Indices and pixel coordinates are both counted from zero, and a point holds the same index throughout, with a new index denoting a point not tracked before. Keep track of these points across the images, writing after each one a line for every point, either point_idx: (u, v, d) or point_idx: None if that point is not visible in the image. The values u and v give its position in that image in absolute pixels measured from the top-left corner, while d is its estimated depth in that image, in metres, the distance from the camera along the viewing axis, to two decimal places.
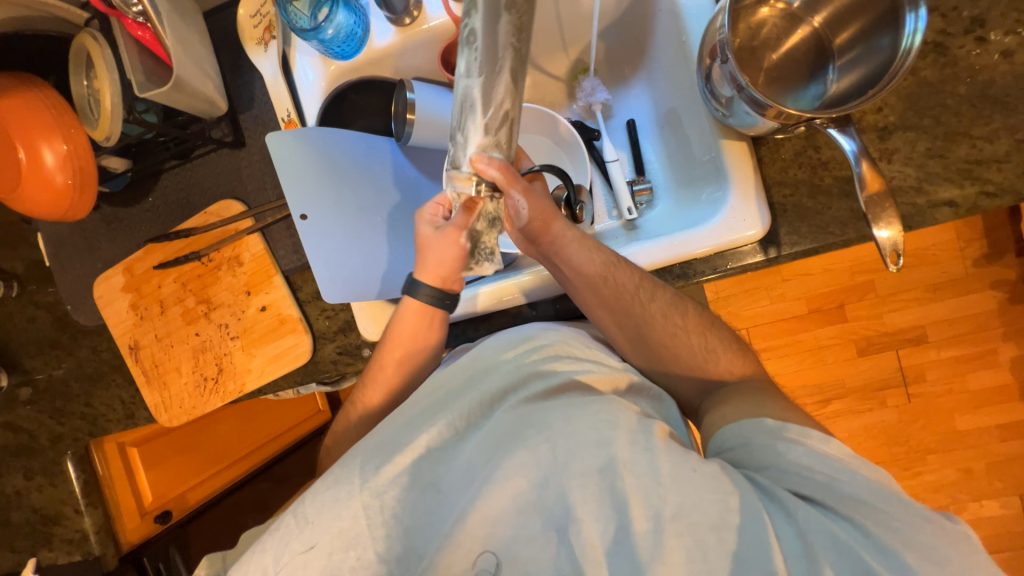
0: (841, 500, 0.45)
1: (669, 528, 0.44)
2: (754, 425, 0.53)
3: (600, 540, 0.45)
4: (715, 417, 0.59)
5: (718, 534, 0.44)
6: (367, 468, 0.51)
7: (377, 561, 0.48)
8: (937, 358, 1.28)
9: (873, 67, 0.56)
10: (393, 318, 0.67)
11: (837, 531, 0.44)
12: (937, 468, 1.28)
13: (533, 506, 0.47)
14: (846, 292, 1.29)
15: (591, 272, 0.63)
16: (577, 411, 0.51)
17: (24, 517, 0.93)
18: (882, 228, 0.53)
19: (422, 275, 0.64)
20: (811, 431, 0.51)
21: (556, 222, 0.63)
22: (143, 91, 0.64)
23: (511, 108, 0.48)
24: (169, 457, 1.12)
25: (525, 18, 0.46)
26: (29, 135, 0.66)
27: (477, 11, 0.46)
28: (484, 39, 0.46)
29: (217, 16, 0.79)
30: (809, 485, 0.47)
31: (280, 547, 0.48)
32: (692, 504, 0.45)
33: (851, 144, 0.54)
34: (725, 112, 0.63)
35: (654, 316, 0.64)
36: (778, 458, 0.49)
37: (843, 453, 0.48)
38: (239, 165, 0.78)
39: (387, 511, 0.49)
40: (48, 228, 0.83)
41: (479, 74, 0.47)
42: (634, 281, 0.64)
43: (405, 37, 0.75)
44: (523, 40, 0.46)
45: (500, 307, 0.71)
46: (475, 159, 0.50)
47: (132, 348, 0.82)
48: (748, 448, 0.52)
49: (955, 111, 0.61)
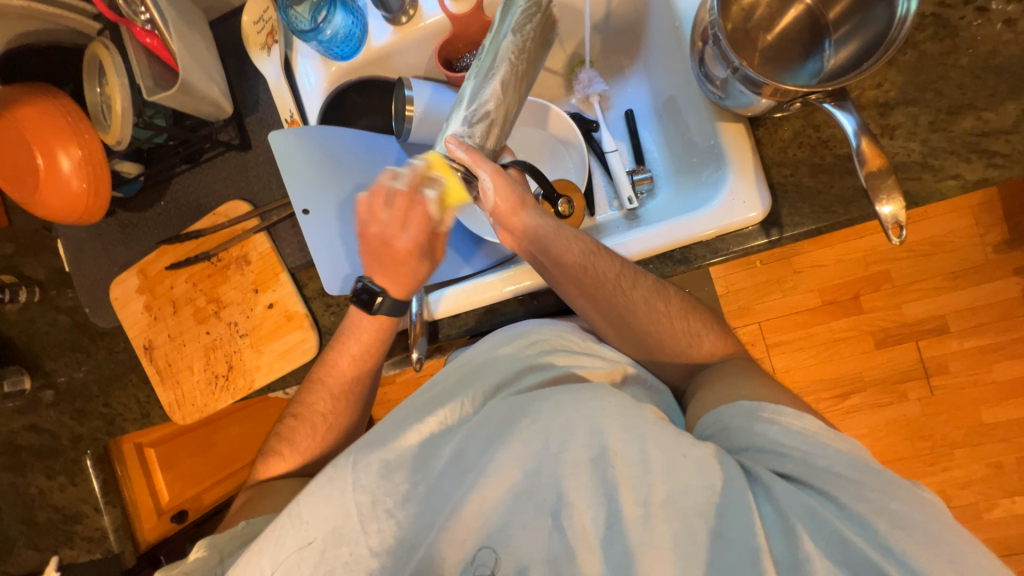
0: (819, 475, 0.45)
1: (658, 513, 0.43)
2: (729, 409, 0.52)
3: (595, 527, 0.44)
4: (697, 404, 0.58)
5: (705, 519, 0.43)
6: (358, 464, 0.51)
7: (372, 556, 0.48)
8: (960, 348, 1.24)
9: (869, 38, 0.55)
10: (348, 322, 0.69)
11: (812, 503, 0.43)
12: (964, 463, 1.24)
13: (525, 494, 0.46)
14: (860, 283, 1.26)
15: (572, 262, 0.62)
16: (570, 397, 0.49)
17: (47, 516, 0.97)
18: (884, 203, 0.52)
19: (386, 285, 0.64)
20: (785, 408, 0.50)
21: (523, 211, 0.62)
22: (152, 95, 0.67)
23: (493, 110, 0.58)
24: (182, 459, 1.13)
25: (526, 42, 0.59)
26: (46, 143, 0.69)
27: (491, 35, 0.60)
28: (489, 53, 0.59)
29: (224, 24, 0.82)
30: (787, 463, 0.46)
31: (276, 548, 0.48)
32: (681, 491, 0.44)
33: (850, 120, 0.53)
34: (721, 94, 0.63)
35: (637, 301, 0.62)
36: (754, 438, 0.49)
37: (816, 428, 0.48)
38: (245, 167, 0.80)
39: (379, 506, 0.49)
40: (67, 234, 0.86)
41: (475, 77, 0.59)
42: (615, 269, 0.62)
43: (403, 35, 0.76)
44: (519, 61, 0.59)
45: (509, 295, 0.69)
46: (448, 139, 0.57)
47: (147, 348, 0.85)
48: (726, 432, 0.51)
49: (958, 83, 0.60)
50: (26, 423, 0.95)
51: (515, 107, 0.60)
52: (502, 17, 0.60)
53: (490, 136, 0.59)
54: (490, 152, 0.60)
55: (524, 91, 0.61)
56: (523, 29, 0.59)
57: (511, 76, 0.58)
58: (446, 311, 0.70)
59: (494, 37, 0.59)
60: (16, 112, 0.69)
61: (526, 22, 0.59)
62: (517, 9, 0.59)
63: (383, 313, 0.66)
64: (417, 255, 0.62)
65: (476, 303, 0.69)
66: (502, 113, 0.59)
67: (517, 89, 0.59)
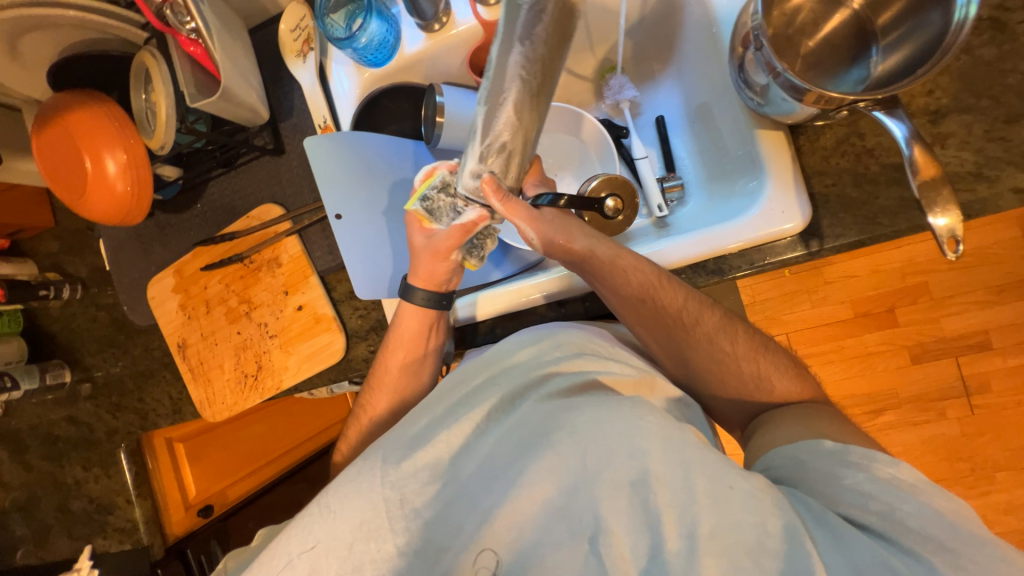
0: (903, 532, 0.41)
1: (705, 548, 0.41)
2: (810, 446, 0.49)
3: (632, 554, 0.43)
4: (765, 435, 0.55)
5: (755, 560, 0.41)
6: (388, 461, 0.50)
7: (396, 554, 0.48)
8: (1005, 366, 1.18)
9: (921, 43, 0.53)
10: (395, 320, 0.68)
11: (894, 562, 0.40)
12: (1008, 487, 1.18)
13: (559, 513, 0.46)
14: (897, 295, 1.21)
15: (630, 293, 0.60)
16: (610, 414, 0.48)
17: (82, 506, 1.01)
18: (938, 216, 0.49)
19: (415, 279, 0.67)
20: (878, 454, 0.47)
21: (577, 239, 0.62)
22: (194, 101, 0.69)
23: (509, 139, 0.51)
24: (209, 454, 1.17)
25: (536, 52, 0.48)
26: (91, 146, 0.71)
27: (494, 46, 0.50)
28: (496, 68, 0.50)
29: (261, 32, 0.84)
30: (869, 514, 0.43)
31: (303, 534, 0.47)
32: (729, 526, 0.42)
33: (900, 127, 0.50)
34: (761, 101, 0.61)
35: (700, 338, 0.61)
36: (834, 482, 0.46)
37: (914, 479, 0.44)
38: (279, 171, 0.82)
39: (407, 505, 0.49)
40: (108, 235, 0.90)
41: (483, 102, 0.50)
42: (679, 300, 0.60)
43: (436, 42, 0.77)
44: (532, 74, 0.49)
45: (559, 296, 0.69)
46: (485, 181, 0.53)
47: (180, 346, 0.87)
48: (798, 471, 0.48)
49: (1017, 90, 0.57)
50: (65, 415, 0.99)
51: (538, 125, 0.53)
52: (506, 20, 0.49)
53: (512, 169, 0.54)
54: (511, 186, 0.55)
55: (544, 104, 0.52)
56: (530, 34, 0.48)
57: (525, 94, 0.50)
58: (478, 317, 0.71)
59: (498, 50, 0.50)
60: (69, 118, 0.72)
61: (534, 25, 0.48)
62: (520, 5, 0.48)
63: (420, 305, 0.67)
64: (434, 255, 0.64)
65: (517, 305, 0.69)
66: (519, 142, 0.52)
67: (535, 107, 0.51)
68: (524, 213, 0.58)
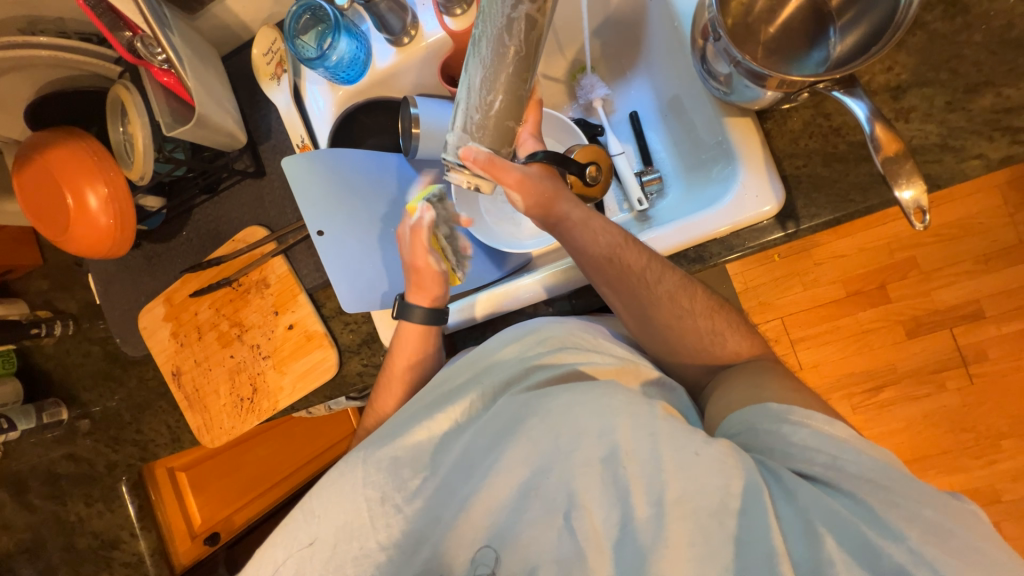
0: (849, 480, 0.43)
1: (672, 512, 0.42)
2: (756, 410, 0.50)
3: (607, 529, 0.44)
4: (722, 400, 0.56)
5: (719, 520, 0.42)
6: (369, 461, 0.52)
7: (379, 549, 0.50)
8: (997, 334, 1.18)
9: (875, 23, 0.54)
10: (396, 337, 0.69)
11: (838, 508, 0.41)
12: (1014, 455, 1.18)
13: (532, 493, 0.46)
14: (885, 271, 1.21)
15: (597, 253, 0.60)
16: (583, 396, 0.48)
17: (86, 543, 1.02)
18: (904, 189, 0.50)
19: (416, 298, 0.69)
20: (815, 412, 0.48)
21: (560, 202, 0.60)
22: (171, 130, 0.69)
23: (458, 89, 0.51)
24: (211, 483, 1.15)
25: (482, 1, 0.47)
26: (73, 182, 0.72)
27: None
28: None
29: (236, 58, 0.85)
30: (814, 466, 0.44)
31: (291, 541, 0.50)
32: (695, 491, 0.43)
33: (861, 106, 0.51)
34: (725, 90, 0.62)
35: (661, 297, 0.60)
36: (780, 441, 0.47)
37: (846, 434, 0.45)
38: (261, 193, 0.83)
39: (389, 502, 0.51)
40: (96, 269, 0.90)
41: None
42: (644, 261, 0.60)
43: (406, 56, 0.78)
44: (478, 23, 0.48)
45: (567, 288, 0.68)
46: (462, 154, 0.51)
47: (175, 374, 0.87)
48: (750, 434, 0.49)
49: (974, 60, 0.58)
50: (64, 452, 0.99)
51: (492, 76, 0.48)
52: None
53: (459, 121, 0.51)
54: (465, 139, 0.52)
55: (491, 54, 0.48)
56: None
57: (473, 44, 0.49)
58: (476, 318, 0.71)
59: None
60: (50, 156, 0.72)
61: None
62: None
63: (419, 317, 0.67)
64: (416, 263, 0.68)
65: (517, 304, 0.69)
66: (467, 94, 0.50)
67: (484, 57, 0.48)
68: (511, 177, 0.54)
